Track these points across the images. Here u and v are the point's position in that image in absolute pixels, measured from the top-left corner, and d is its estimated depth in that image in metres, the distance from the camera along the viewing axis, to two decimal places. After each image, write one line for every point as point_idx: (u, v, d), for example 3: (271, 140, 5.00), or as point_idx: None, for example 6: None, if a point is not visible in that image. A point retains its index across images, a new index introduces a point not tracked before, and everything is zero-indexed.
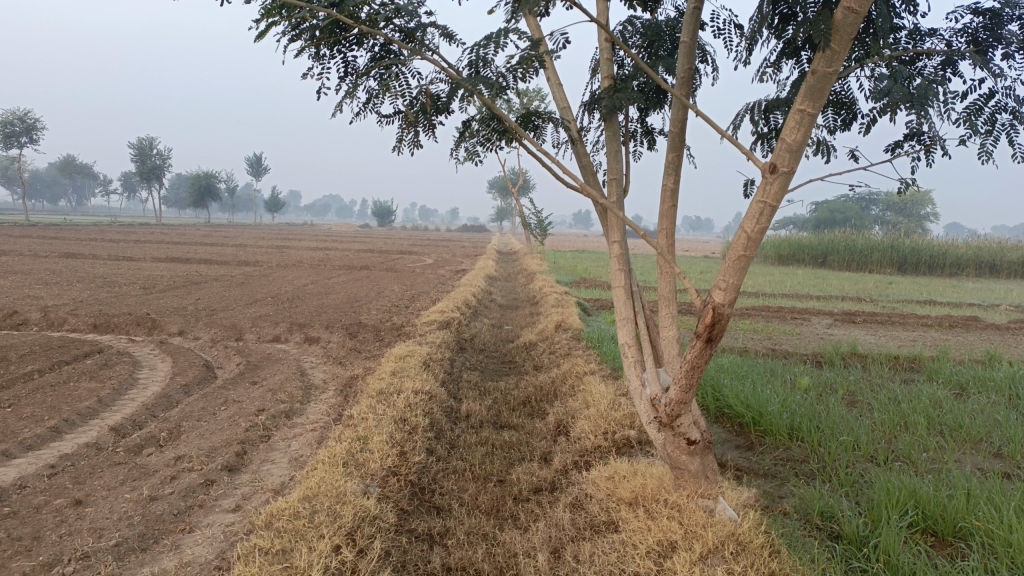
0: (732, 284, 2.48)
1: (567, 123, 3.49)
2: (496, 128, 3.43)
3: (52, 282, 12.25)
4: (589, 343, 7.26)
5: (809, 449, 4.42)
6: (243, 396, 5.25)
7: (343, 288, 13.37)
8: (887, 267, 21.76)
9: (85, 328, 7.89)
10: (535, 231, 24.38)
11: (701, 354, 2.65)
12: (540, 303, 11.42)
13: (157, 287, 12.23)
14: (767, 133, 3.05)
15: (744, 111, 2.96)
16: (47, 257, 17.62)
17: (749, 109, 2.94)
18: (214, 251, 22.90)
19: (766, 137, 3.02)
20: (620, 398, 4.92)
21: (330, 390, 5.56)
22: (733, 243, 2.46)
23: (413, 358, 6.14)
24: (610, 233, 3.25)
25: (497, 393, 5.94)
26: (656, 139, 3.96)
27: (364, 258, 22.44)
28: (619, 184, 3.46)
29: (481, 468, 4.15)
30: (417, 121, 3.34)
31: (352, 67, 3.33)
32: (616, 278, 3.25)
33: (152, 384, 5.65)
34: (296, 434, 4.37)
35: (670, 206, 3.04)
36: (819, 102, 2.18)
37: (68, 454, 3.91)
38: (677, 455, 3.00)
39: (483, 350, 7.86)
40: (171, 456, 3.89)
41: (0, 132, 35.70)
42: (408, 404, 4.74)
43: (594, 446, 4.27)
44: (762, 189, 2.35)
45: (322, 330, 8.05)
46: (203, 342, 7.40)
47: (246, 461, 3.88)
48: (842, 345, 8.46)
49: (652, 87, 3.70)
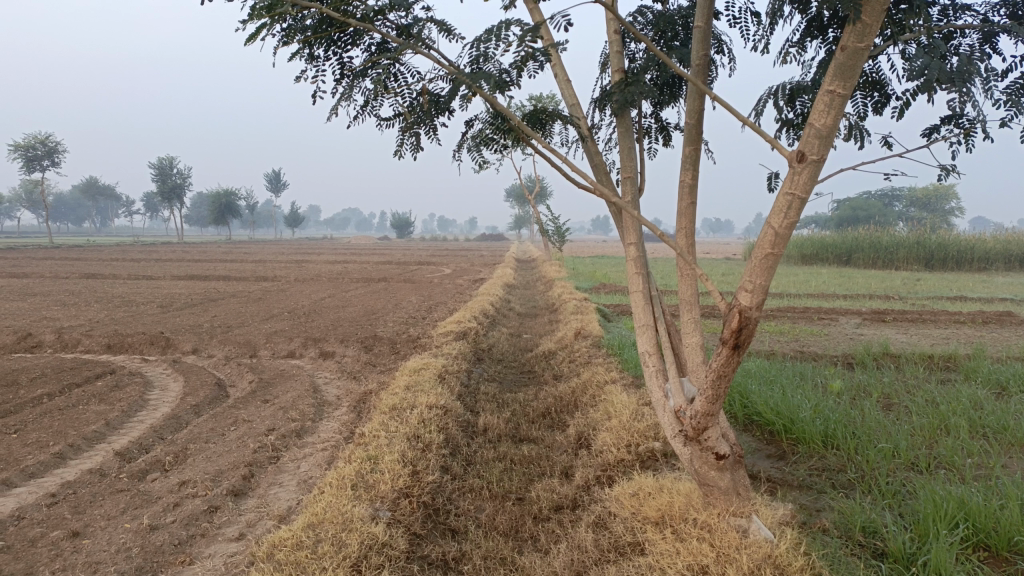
0: (760, 285, 2.28)
1: (577, 120, 3.30)
2: (501, 128, 3.25)
3: (70, 303, 12.25)
4: (610, 350, 7.05)
5: (845, 457, 4.18)
6: (253, 415, 5.09)
7: (361, 300, 13.25)
8: (914, 264, 21.32)
9: (99, 349, 7.80)
10: (554, 237, 24.17)
11: (728, 362, 2.45)
12: (559, 311, 11.22)
13: (174, 305, 12.17)
14: (794, 120, 2.84)
15: (768, 95, 2.76)
16: (68, 278, 17.66)
17: (773, 93, 2.73)
18: (235, 268, 22.93)
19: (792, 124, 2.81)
20: (644, 408, 4.69)
21: (343, 406, 5.39)
22: (759, 240, 2.26)
23: (428, 371, 5.96)
24: (626, 235, 3.05)
25: (515, 405, 5.75)
26: (671, 135, 3.76)
27: (383, 269, 22.36)
28: (633, 182, 3.26)
29: (499, 485, 3.96)
30: (417, 123, 3.17)
31: (348, 69, 3.17)
32: (634, 283, 3.04)
33: (163, 405, 5.52)
34: (306, 453, 4.20)
35: (689, 203, 2.83)
36: (851, 81, 1.98)
37: (70, 482, 3.78)
38: (704, 470, 2.79)
39: (501, 361, 7.66)
40: (175, 481, 3.74)
41: (23, 157, 36.17)
42: (422, 420, 4.56)
43: (617, 459, 4.06)
44: (790, 180, 2.15)
45: (337, 345, 7.90)
46: (217, 360, 7.28)
47: (252, 484, 3.72)
48: (873, 346, 8.17)
49: (665, 79, 3.51)
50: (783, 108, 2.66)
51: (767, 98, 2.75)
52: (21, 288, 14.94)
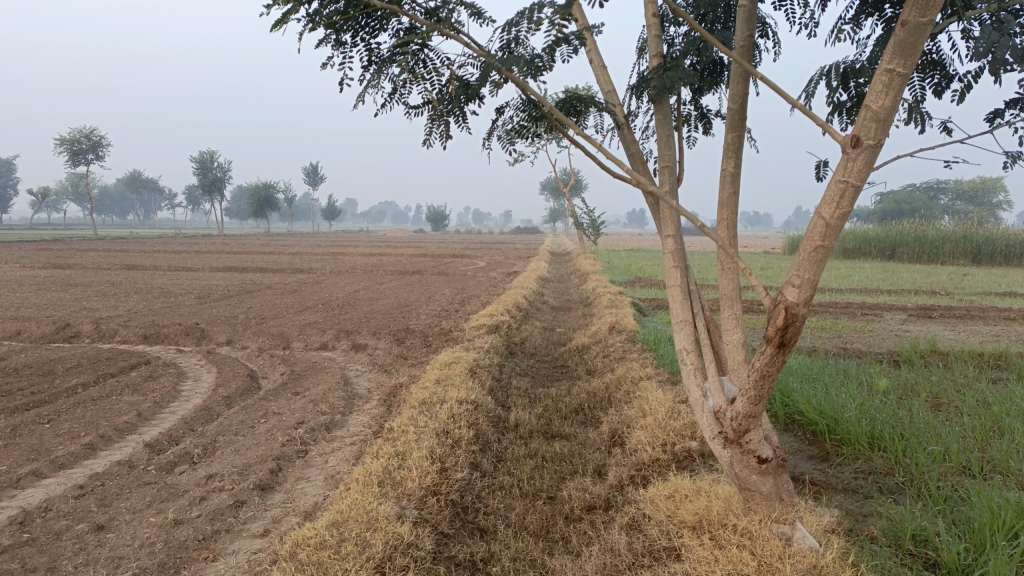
0: (809, 280, 2.13)
1: (612, 107, 3.17)
2: (533, 116, 3.13)
3: (110, 293, 12.44)
4: (645, 345, 6.89)
5: (892, 461, 4.00)
6: (284, 407, 5.05)
7: (394, 293, 13.23)
8: (960, 258, 20.68)
9: (136, 339, 7.88)
10: (589, 230, 23.95)
11: (772, 361, 2.31)
12: (594, 304, 11.07)
13: (211, 296, 12.27)
14: (847, 104, 2.67)
15: (819, 77, 2.60)
16: (110, 269, 17.98)
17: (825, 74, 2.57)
18: (272, 259, 23.18)
19: (846, 107, 2.64)
20: (680, 406, 4.54)
21: (373, 400, 5.33)
22: (808, 232, 2.12)
23: (459, 365, 5.87)
24: (663, 227, 2.92)
25: (548, 401, 5.63)
26: (711, 123, 3.61)
27: (417, 262, 22.40)
28: (672, 172, 3.12)
29: (530, 483, 3.85)
30: (446, 111, 3.06)
31: (375, 55, 3.07)
32: (672, 277, 2.90)
33: (194, 396, 5.51)
34: (335, 448, 4.14)
35: (731, 192, 2.68)
36: (912, 59, 1.82)
37: (99, 474, 3.77)
38: (745, 475, 2.64)
39: (534, 355, 7.55)
40: (203, 474, 3.70)
41: (68, 150, 36.99)
42: (452, 415, 4.46)
43: (652, 459, 3.93)
44: (843, 167, 2.00)
45: (370, 337, 7.86)
46: (250, 351, 7.29)
47: (279, 479, 3.67)
48: (921, 343, 7.88)
49: (705, 65, 3.35)
50: (836, 89, 2.49)
51: (818, 80, 2.59)
52: (64, 278, 15.24)
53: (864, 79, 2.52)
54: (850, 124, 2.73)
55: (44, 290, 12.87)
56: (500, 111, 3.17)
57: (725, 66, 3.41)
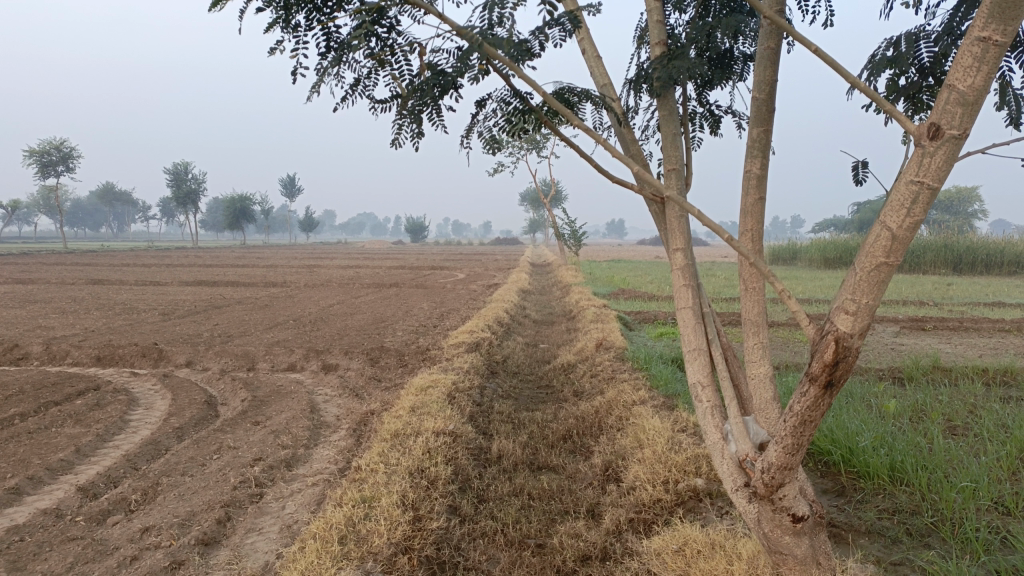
0: (866, 305, 1.74)
1: (611, 101, 2.73)
2: (520, 109, 2.68)
3: (70, 310, 11.80)
4: (635, 365, 6.46)
5: (917, 496, 3.61)
6: (240, 441, 4.54)
7: (370, 307, 12.72)
8: (941, 267, 20.48)
9: (88, 361, 7.32)
10: (569, 241, 23.54)
11: (818, 402, 1.89)
12: (578, 318, 10.62)
13: (176, 313, 11.65)
14: (923, 82, 2.30)
15: (887, 46, 2.25)
16: (74, 284, 17.28)
17: (894, 44, 2.21)
18: (245, 273, 22.54)
19: (914, 90, 2.32)
20: (681, 437, 4.12)
21: (342, 430, 4.85)
22: (867, 247, 1.73)
23: (436, 389, 5.40)
24: (671, 238, 2.51)
25: (533, 427, 5.18)
26: (721, 122, 3.19)
27: (394, 274, 21.87)
28: (678, 175, 2.70)
29: (516, 529, 3.40)
30: (418, 105, 2.61)
31: (332, 39, 2.62)
32: (682, 298, 2.48)
33: (143, 427, 4.99)
34: (294, 490, 3.66)
35: (756, 198, 2.25)
36: (1013, 24, 1.45)
37: (19, 526, 3.26)
38: (775, 536, 2.20)
39: (517, 374, 7.09)
40: (138, 527, 3.20)
41: (37, 161, 36.12)
42: (427, 449, 4.00)
43: (653, 500, 3.50)
44: (917, 164, 1.62)
45: (341, 357, 7.37)
46: (211, 374, 6.76)
47: (228, 531, 3.19)
48: (923, 358, 7.51)
49: (714, 55, 2.93)
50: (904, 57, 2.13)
51: (883, 51, 2.26)
52: (23, 294, 14.55)
53: (940, 51, 2.18)
54: (918, 115, 2.42)
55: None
56: (480, 104, 2.72)
57: (736, 58, 2.99)
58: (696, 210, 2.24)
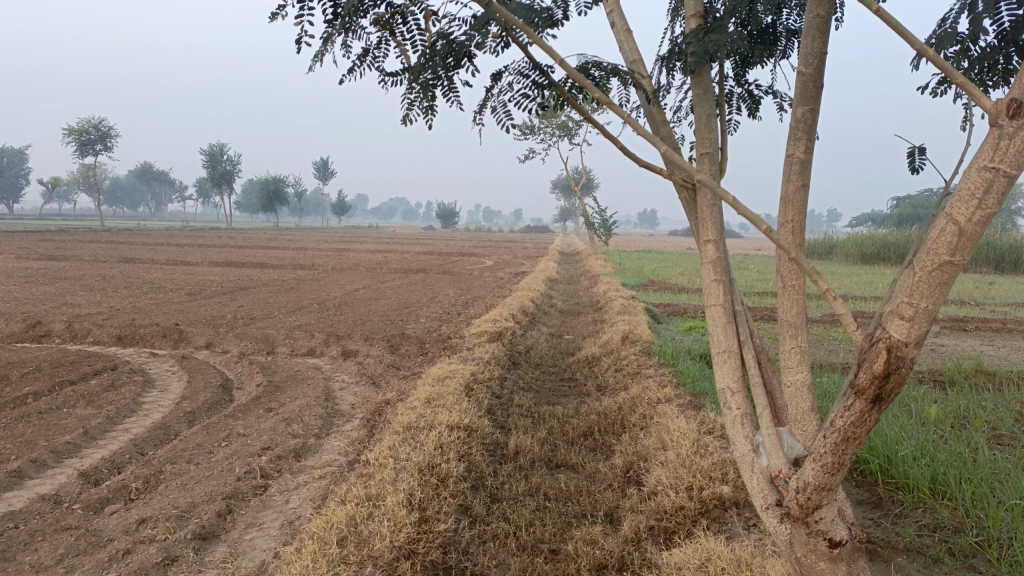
0: (925, 310, 1.52)
1: (640, 78, 2.51)
2: (539, 83, 2.47)
3: (98, 289, 11.86)
4: (662, 360, 6.23)
5: (960, 512, 3.37)
6: (250, 428, 4.41)
7: (395, 292, 12.61)
8: (982, 266, 19.83)
9: (108, 341, 7.27)
10: (599, 230, 23.24)
11: (864, 417, 1.67)
12: (605, 310, 10.41)
13: (201, 293, 11.64)
14: (1001, 51, 2.05)
15: (961, 9, 2.01)
16: (107, 262, 17.42)
17: (969, 8, 1.98)
18: (276, 255, 22.63)
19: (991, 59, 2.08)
20: (708, 439, 3.89)
21: (355, 419, 4.70)
22: (929, 242, 1.51)
23: (453, 380, 5.23)
24: (702, 229, 2.30)
25: (553, 422, 4.99)
26: (761, 104, 2.95)
27: (423, 260, 21.78)
28: (713, 160, 2.47)
29: (529, 532, 3.22)
30: (430, 77, 2.41)
31: (338, 6, 2.44)
32: (712, 294, 2.26)
33: (155, 411, 4.90)
34: (300, 483, 3.51)
35: (800, 185, 2.02)
36: None
37: (15, 512, 3.16)
38: (809, 562, 1.98)
39: (539, 366, 6.91)
40: (135, 518, 3.08)
41: (75, 140, 36.57)
42: (440, 444, 3.83)
43: (676, 507, 3.30)
44: (994, 148, 1.40)
45: (361, 343, 7.23)
46: (230, 357, 6.66)
47: (227, 525, 3.05)
48: (965, 361, 7.16)
49: (754, 30, 2.70)
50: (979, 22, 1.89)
51: (955, 16, 2.03)
52: (55, 271, 14.68)
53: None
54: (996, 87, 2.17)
55: (30, 283, 12.29)
56: (496, 78, 2.53)
57: (779, 34, 2.75)
58: (731, 197, 2.02)
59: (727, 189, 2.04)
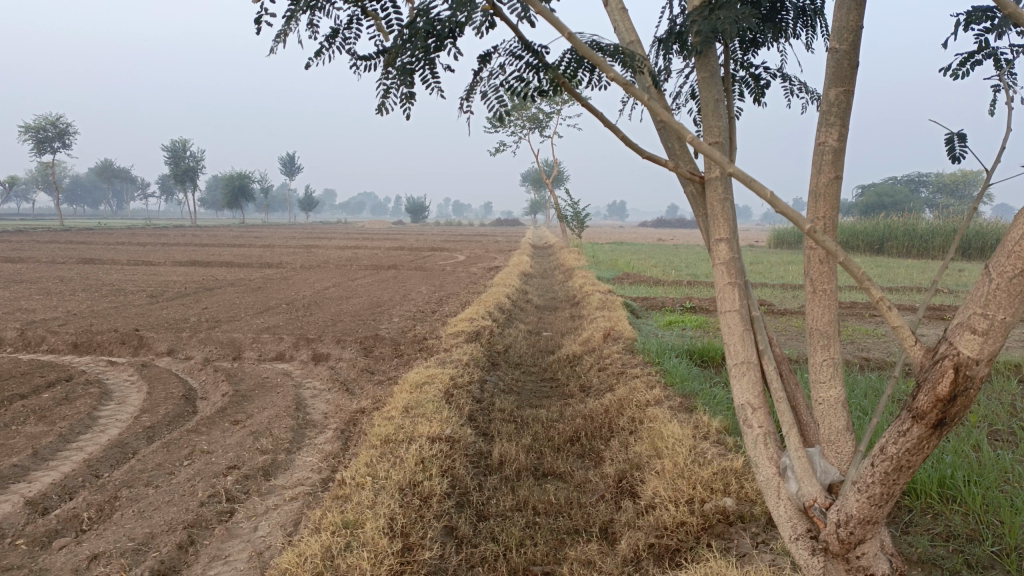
0: (1000, 323, 1.34)
1: (644, 59, 2.27)
2: (532, 65, 2.22)
3: (54, 292, 11.34)
4: (647, 358, 6.02)
5: (974, 520, 3.18)
6: (215, 444, 4.10)
7: (367, 290, 12.27)
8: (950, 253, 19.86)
9: (63, 349, 6.88)
10: (572, 222, 23.00)
11: (925, 444, 1.47)
12: (582, 305, 10.18)
13: (164, 295, 11.19)
14: None
15: None
16: (64, 264, 16.79)
17: None
18: (243, 253, 22.06)
19: None
20: (705, 446, 3.69)
21: (329, 431, 4.42)
22: (1009, 247, 1.35)
23: (432, 386, 4.97)
24: (713, 226, 2.07)
25: (538, 427, 4.75)
26: (766, 87, 2.75)
27: (394, 256, 21.38)
28: (723, 148, 2.23)
29: (522, 553, 2.98)
30: (408, 60, 2.15)
31: None
32: (726, 299, 2.03)
33: (112, 426, 4.56)
34: (270, 506, 3.24)
35: (833, 176, 1.88)
36: None
37: None
38: None
39: (519, 366, 6.66)
40: (86, 554, 2.78)
41: (33, 137, 35.45)
42: (421, 459, 3.58)
43: (676, 523, 3.07)
44: None
45: (333, 346, 6.92)
46: (194, 364, 6.32)
47: (189, 558, 2.77)
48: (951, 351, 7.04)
49: (761, 7, 2.47)
50: None
51: None
52: (10, 274, 14.07)
53: None
54: None
55: None
56: (485, 59, 2.27)
57: (787, 10, 2.52)
58: (767, 192, 1.81)
59: (761, 183, 1.83)
